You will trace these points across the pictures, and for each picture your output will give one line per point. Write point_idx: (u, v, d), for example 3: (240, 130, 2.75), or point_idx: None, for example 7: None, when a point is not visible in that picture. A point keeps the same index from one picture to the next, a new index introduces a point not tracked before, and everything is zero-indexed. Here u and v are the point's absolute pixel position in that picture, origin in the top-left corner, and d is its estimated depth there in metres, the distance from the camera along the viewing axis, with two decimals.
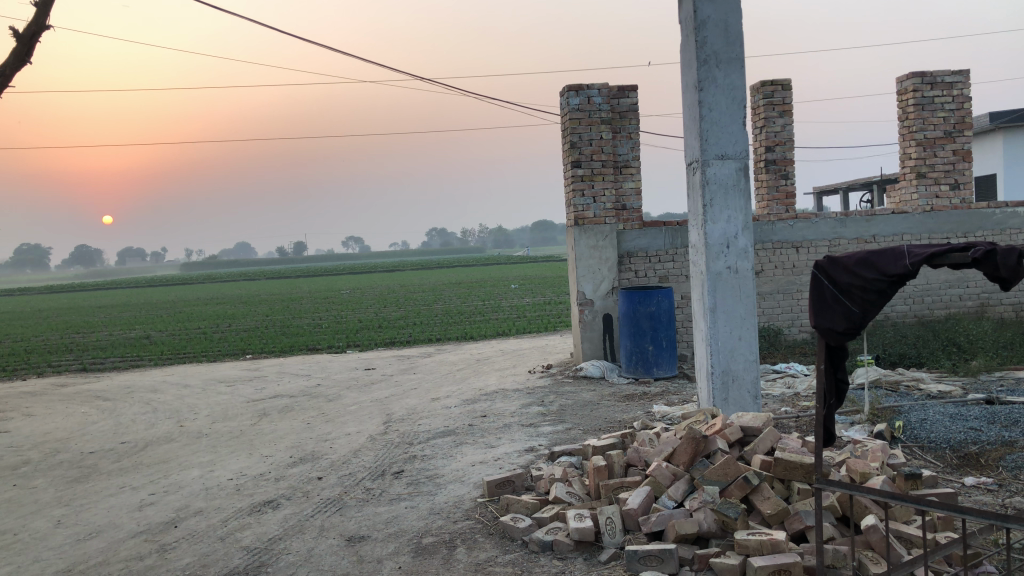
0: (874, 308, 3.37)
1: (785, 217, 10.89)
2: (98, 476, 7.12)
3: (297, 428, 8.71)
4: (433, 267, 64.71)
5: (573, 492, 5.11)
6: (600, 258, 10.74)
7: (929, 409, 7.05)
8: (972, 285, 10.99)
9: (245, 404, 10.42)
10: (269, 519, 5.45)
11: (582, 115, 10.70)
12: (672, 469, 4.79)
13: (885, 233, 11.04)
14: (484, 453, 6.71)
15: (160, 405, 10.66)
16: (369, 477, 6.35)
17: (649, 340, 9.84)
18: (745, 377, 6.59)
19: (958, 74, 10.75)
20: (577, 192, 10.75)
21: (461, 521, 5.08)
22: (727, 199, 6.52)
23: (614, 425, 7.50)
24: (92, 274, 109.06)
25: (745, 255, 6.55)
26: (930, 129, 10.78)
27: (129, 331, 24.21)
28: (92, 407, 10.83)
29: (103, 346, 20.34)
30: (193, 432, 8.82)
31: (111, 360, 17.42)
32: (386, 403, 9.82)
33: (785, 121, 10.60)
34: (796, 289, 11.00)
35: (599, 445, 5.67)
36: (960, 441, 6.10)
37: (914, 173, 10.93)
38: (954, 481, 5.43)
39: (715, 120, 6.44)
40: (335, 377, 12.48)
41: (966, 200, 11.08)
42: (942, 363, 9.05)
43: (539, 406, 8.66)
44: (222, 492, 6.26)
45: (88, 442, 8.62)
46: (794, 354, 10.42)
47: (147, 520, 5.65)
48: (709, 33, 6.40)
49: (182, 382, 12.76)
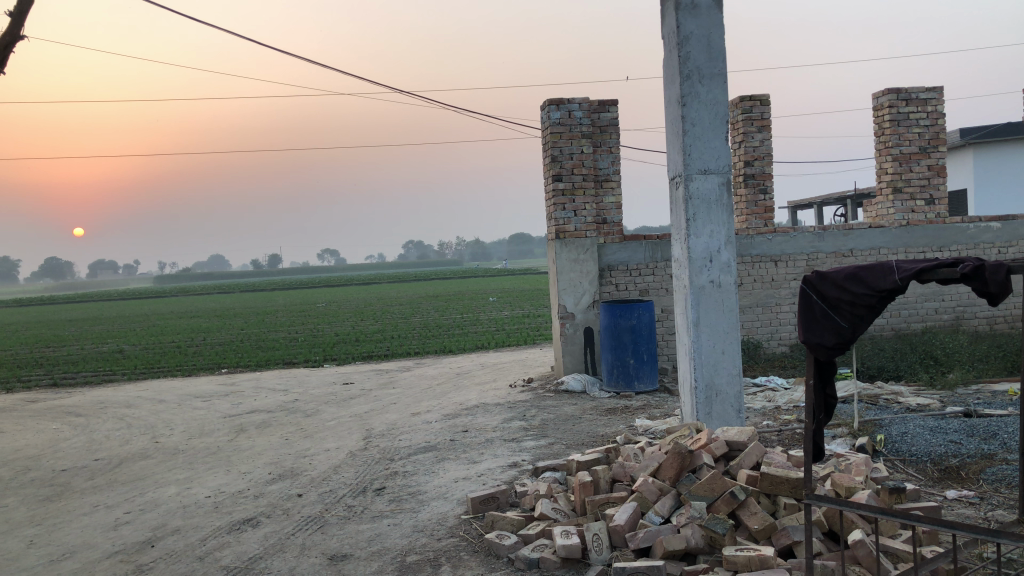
0: (863, 322, 3.38)
1: (764, 231, 10.98)
2: (71, 494, 6.97)
3: (275, 444, 8.59)
4: (410, 279, 64.52)
5: (559, 509, 5.07)
6: (581, 271, 10.73)
7: (910, 422, 7.09)
8: (948, 298, 11.11)
9: (222, 420, 10.27)
10: (249, 538, 5.35)
11: (563, 129, 10.73)
12: (658, 484, 4.76)
13: (862, 247, 11.16)
14: (466, 469, 6.65)
15: (134, 421, 10.48)
16: (350, 493, 6.26)
17: (630, 354, 9.84)
18: (728, 391, 6.59)
19: (933, 91, 10.89)
20: (558, 206, 10.76)
21: (445, 539, 5.02)
22: (710, 213, 6.54)
23: (597, 439, 7.47)
24: (63, 287, 107.53)
25: (728, 269, 6.57)
26: (906, 144, 10.92)
27: (101, 345, 23.86)
28: (64, 423, 10.63)
29: (75, 360, 20.01)
30: (169, 448, 8.67)
31: (83, 374, 17.14)
32: (366, 418, 9.73)
33: (763, 136, 10.68)
34: (775, 302, 11.06)
35: (584, 460, 5.64)
36: (941, 454, 6.14)
37: (891, 188, 11.07)
38: (936, 494, 5.45)
39: (698, 135, 6.47)
40: (313, 391, 12.36)
41: (941, 215, 11.21)
42: (920, 377, 9.13)
43: (521, 421, 8.62)
44: (200, 510, 6.14)
45: (61, 459, 8.45)
46: (774, 367, 10.47)
47: (123, 540, 5.53)
48: (692, 49, 6.44)
49: (157, 397, 12.57)
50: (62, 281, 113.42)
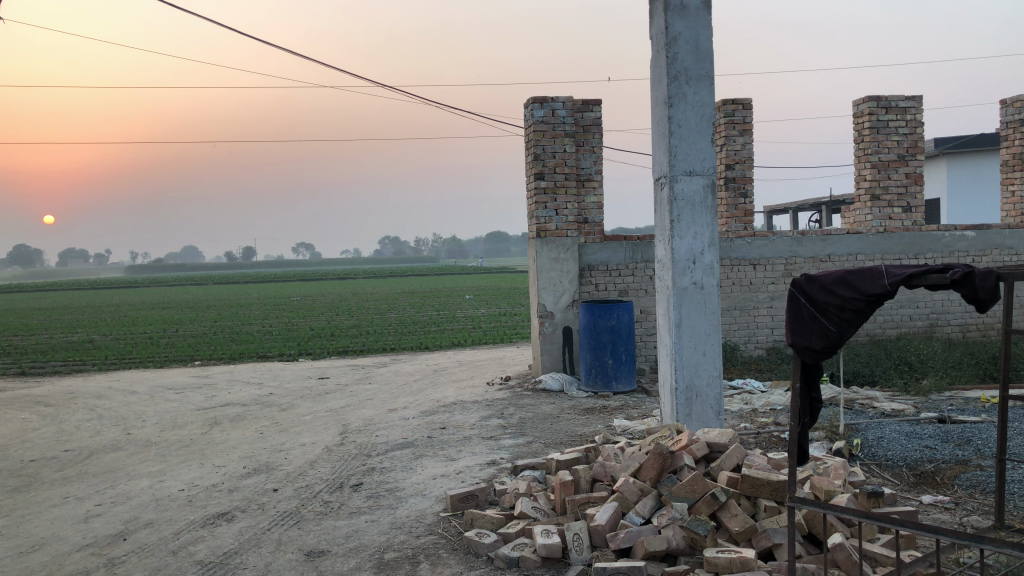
0: (850, 326, 3.41)
1: (744, 234, 11.05)
2: (40, 485, 6.84)
3: (250, 437, 8.49)
4: (386, 275, 64.20)
5: (539, 508, 5.04)
6: (561, 270, 10.72)
7: (886, 427, 7.16)
8: (922, 305, 11.23)
9: (195, 412, 10.14)
10: (224, 533, 5.27)
11: (546, 127, 10.70)
12: (638, 485, 4.76)
13: (840, 253, 11.26)
14: (445, 466, 6.61)
15: (105, 412, 10.31)
16: (327, 489, 6.20)
17: (609, 354, 9.84)
18: (708, 393, 6.61)
19: (913, 99, 11.00)
20: (539, 204, 10.74)
21: (424, 536, 4.98)
22: (694, 215, 6.55)
23: (575, 439, 7.47)
24: (32, 276, 105.69)
25: (711, 271, 6.59)
26: (885, 152, 11.02)
27: (70, 334, 23.51)
28: (33, 413, 10.43)
29: (43, 349, 19.68)
30: (141, 440, 8.55)
31: (51, 364, 16.85)
32: (342, 413, 9.65)
33: (744, 139, 10.74)
34: (753, 305, 11.12)
35: (563, 460, 5.62)
36: (917, 459, 6.20)
37: (869, 194, 11.18)
38: (912, 499, 5.50)
39: (684, 137, 6.47)
40: (288, 385, 12.24)
41: (918, 222, 11.34)
42: (894, 382, 9.23)
43: (499, 419, 8.59)
44: (173, 503, 6.05)
45: (29, 449, 8.29)
46: (751, 370, 10.53)
47: (94, 533, 5.43)
48: (680, 50, 6.45)
49: (128, 388, 12.39)
50: (31, 269, 111.47)
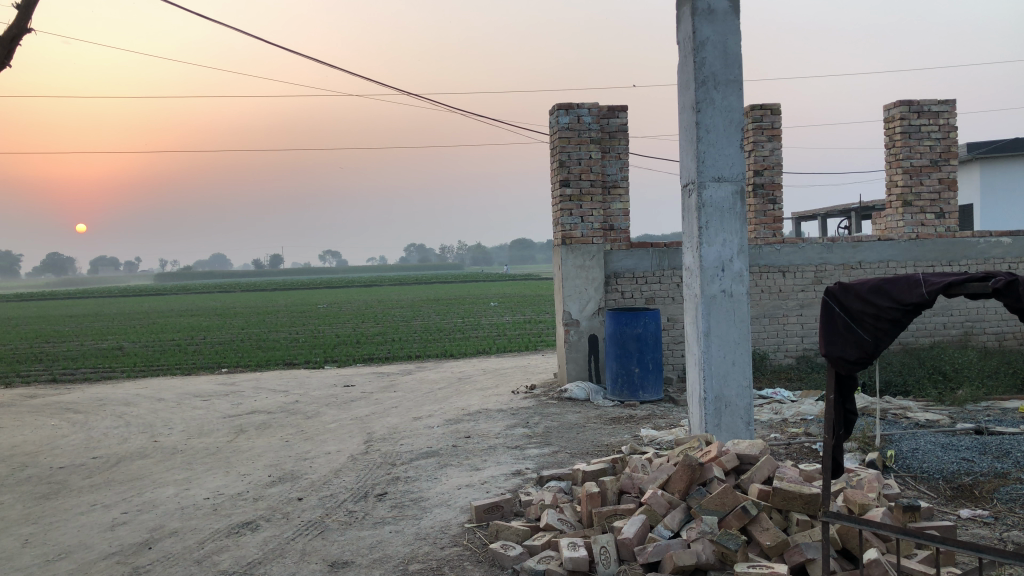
0: (886, 336, 3.30)
1: (773, 241, 10.89)
2: (68, 492, 6.87)
3: (275, 446, 8.49)
4: (413, 283, 64.43)
5: (565, 520, 4.96)
6: (586, 278, 10.63)
7: (920, 438, 6.99)
8: (956, 313, 11.00)
9: (221, 420, 10.16)
10: (248, 542, 5.25)
11: (571, 134, 10.64)
12: (667, 497, 4.67)
13: (871, 260, 11.06)
14: (469, 476, 6.55)
15: (133, 419, 10.37)
16: (351, 498, 6.16)
17: (636, 363, 9.74)
18: (738, 403, 6.49)
19: (945, 104, 10.82)
20: (564, 211, 10.67)
21: (448, 547, 4.92)
22: (723, 221, 6.44)
23: (601, 449, 7.37)
24: (64, 283, 107.31)
25: (740, 279, 6.48)
26: (917, 157, 10.85)
27: (100, 341, 23.77)
28: (63, 420, 10.53)
29: (74, 356, 19.91)
30: (168, 448, 8.58)
31: (82, 371, 17.02)
32: (367, 421, 9.62)
33: (773, 145, 10.61)
34: (782, 313, 10.95)
35: (590, 471, 5.54)
36: (953, 472, 6.04)
37: (901, 201, 10.99)
38: (950, 513, 5.36)
39: (712, 143, 6.38)
40: (314, 393, 12.25)
41: (951, 229, 11.12)
42: (928, 392, 9.03)
43: (524, 428, 8.51)
44: (198, 511, 6.05)
45: (58, 456, 8.35)
46: (780, 379, 10.37)
47: (120, 541, 5.43)
48: (708, 55, 6.37)
49: (156, 395, 12.46)
50: (63, 277, 113.18)
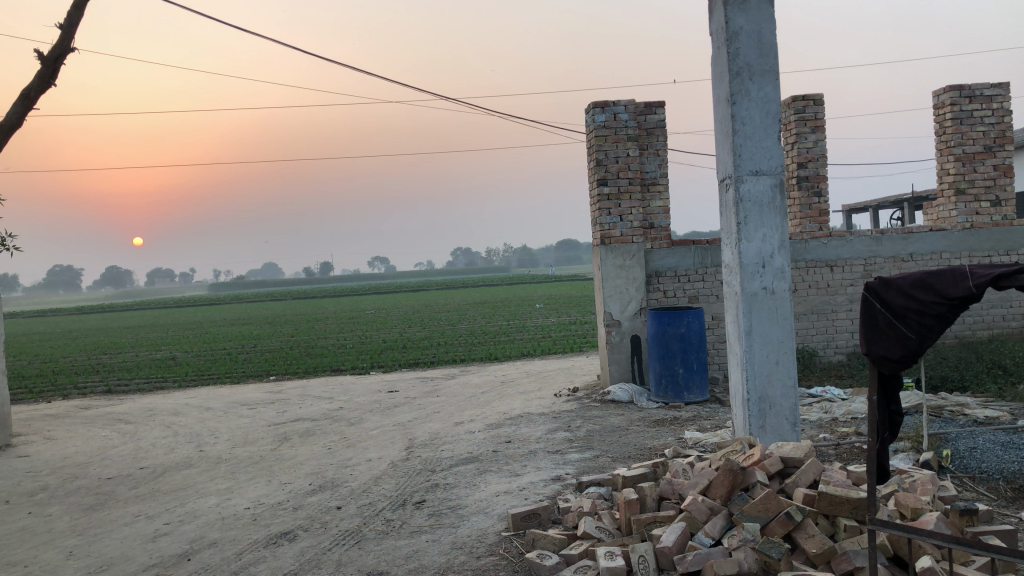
0: (931, 333, 3.10)
1: (819, 235, 10.59)
2: (114, 503, 6.95)
3: (317, 453, 8.49)
4: (461, 287, 64.58)
5: (602, 527, 4.82)
6: (627, 278, 10.45)
7: (979, 436, 6.70)
8: (1016, 304, 10.58)
9: (266, 428, 10.21)
10: (285, 553, 5.23)
11: (608, 132, 10.48)
12: (708, 503, 4.52)
13: (923, 251, 10.68)
14: (508, 482, 6.45)
15: (181, 429, 10.49)
16: (389, 507, 6.11)
17: (680, 363, 9.54)
18: (783, 404, 6.29)
19: (998, 87, 10.42)
20: (603, 211, 10.50)
21: (485, 557, 4.83)
22: (762, 217, 6.25)
23: (644, 452, 7.22)
24: (123, 296, 110.03)
25: (782, 275, 6.27)
26: (969, 144, 10.46)
27: (155, 352, 24.30)
28: (113, 431, 10.71)
29: (128, 367, 20.32)
30: (213, 457, 8.65)
31: (135, 382, 17.34)
32: (409, 427, 9.59)
33: (817, 137, 10.34)
34: (831, 309, 10.64)
35: (630, 476, 5.39)
36: (1014, 471, 5.76)
37: (953, 189, 10.61)
38: (1011, 515, 5.10)
39: (749, 135, 6.19)
40: (358, 400, 12.27)
41: (1008, 217, 10.69)
42: (987, 388, 8.69)
43: (566, 431, 8.39)
44: (238, 522, 6.05)
45: (106, 467, 8.47)
46: (830, 377, 10.07)
47: (160, 553, 5.45)
48: (742, 45, 6.18)
49: (204, 405, 12.62)
50: (121, 290, 116.23)
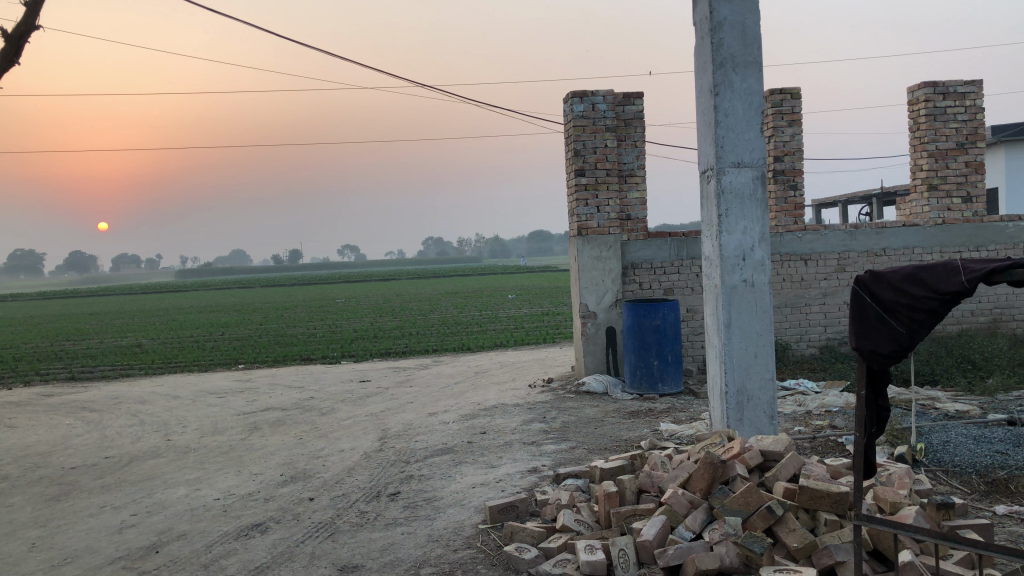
0: (922, 328, 3.07)
1: (794, 228, 10.63)
2: (78, 494, 6.77)
3: (289, 444, 8.36)
4: (433, 276, 64.31)
5: (581, 520, 4.77)
6: (603, 269, 10.42)
7: (951, 430, 6.74)
8: (985, 300, 10.71)
9: (236, 418, 10.05)
10: (257, 545, 5.12)
11: (586, 122, 10.41)
12: (689, 496, 4.48)
13: (895, 246, 10.77)
14: (484, 474, 6.38)
15: (147, 418, 10.28)
16: (364, 498, 6.01)
17: (655, 355, 9.52)
18: (760, 397, 6.28)
19: (971, 84, 10.52)
20: (580, 201, 10.44)
21: (461, 550, 4.76)
22: (744, 209, 6.22)
23: (620, 444, 7.19)
24: (87, 281, 108.03)
25: (762, 268, 6.25)
26: (942, 140, 10.55)
27: (121, 339, 23.89)
28: (77, 419, 10.46)
29: (93, 354, 19.94)
30: (181, 447, 8.47)
31: (100, 369, 17.01)
32: (382, 418, 9.48)
33: (793, 130, 10.36)
34: (805, 303, 10.69)
35: (608, 468, 5.34)
36: (987, 465, 5.80)
37: (926, 185, 10.70)
38: (985, 509, 5.13)
39: (731, 127, 6.15)
40: (330, 389, 12.13)
41: (978, 213, 10.81)
42: (958, 381, 8.78)
43: (541, 423, 8.34)
44: (207, 513, 5.92)
45: (71, 456, 8.27)
46: (803, 370, 10.12)
47: (127, 545, 5.31)
48: (726, 36, 6.13)
49: (171, 393, 12.39)
50: (85, 276, 114.28)
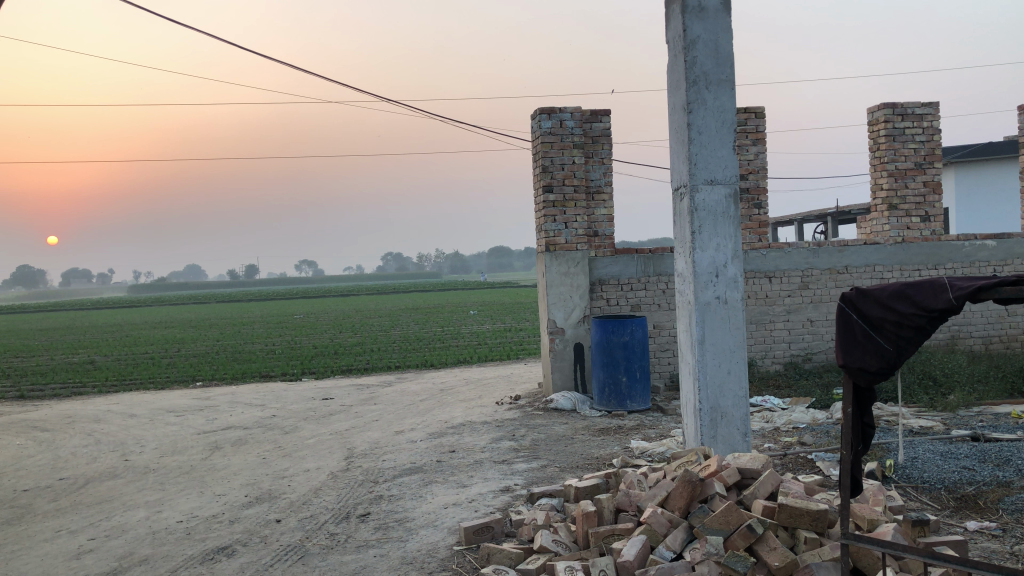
0: (909, 345, 3.08)
1: (758, 245, 10.76)
2: (32, 517, 6.51)
3: (252, 463, 8.15)
4: (393, 292, 63.99)
5: (559, 541, 4.70)
6: (571, 285, 10.41)
7: (917, 446, 6.82)
8: None
9: (196, 437, 9.78)
10: (223, 569, 4.95)
11: (554, 138, 10.43)
12: (668, 516, 4.45)
13: (857, 264, 10.92)
14: (456, 493, 6.28)
15: (103, 437, 9.96)
16: (333, 520, 5.86)
17: (623, 371, 9.50)
18: (733, 414, 6.28)
19: (929, 106, 10.77)
20: (548, 217, 10.43)
21: (437, 573, 4.65)
22: (716, 226, 6.24)
23: (592, 461, 7.14)
24: (36, 296, 105.32)
25: (734, 284, 6.28)
26: (901, 160, 10.75)
27: (72, 356, 23.23)
28: (29, 439, 10.09)
29: (43, 371, 19.33)
30: (140, 467, 8.22)
31: (51, 387, 16.47)
32: (347, 436, 9.31)
33: (757, 149, 10.49)
34: (769, 319, 10.79)
35: (583, 487, 5.28)
36: (955, 481, 5.87)
37: (886, 204, 10.89)
38: (957, 525, 5.17)
39: (704, 144, 6.18)
40: (292, 407, 11.90)
41: (936, 232, 11.03)
42: (919, 398, 8.89)
43: (510, 441, 8.25)
44: (170, 536, 5.72)
45: (23, 478, 7.96)
46: (768, 386, 10.19)
47: (86, 571, 5.10)
48: (698, 54, 6.18)
49: (128, 411, 12.06)
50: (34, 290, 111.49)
